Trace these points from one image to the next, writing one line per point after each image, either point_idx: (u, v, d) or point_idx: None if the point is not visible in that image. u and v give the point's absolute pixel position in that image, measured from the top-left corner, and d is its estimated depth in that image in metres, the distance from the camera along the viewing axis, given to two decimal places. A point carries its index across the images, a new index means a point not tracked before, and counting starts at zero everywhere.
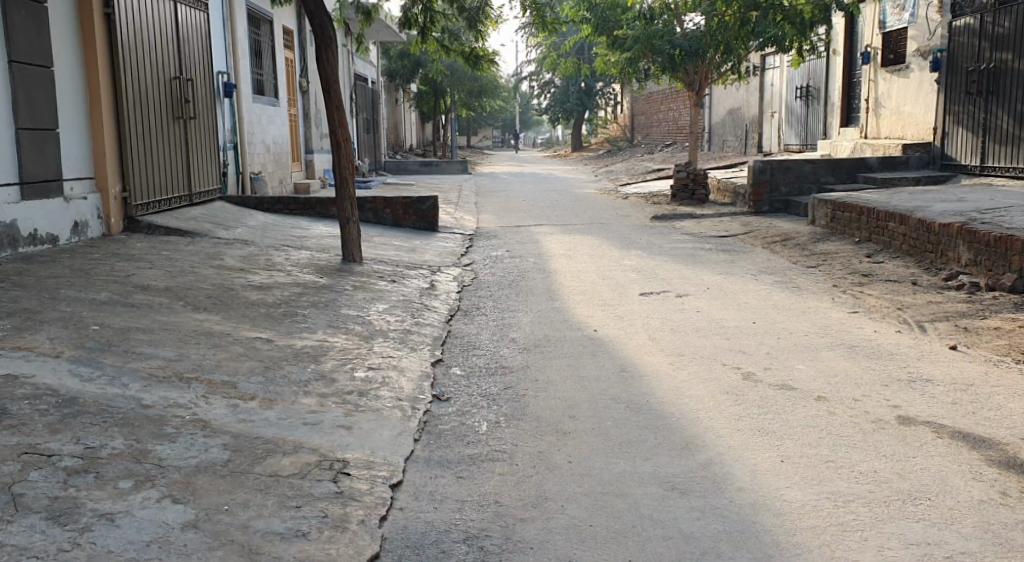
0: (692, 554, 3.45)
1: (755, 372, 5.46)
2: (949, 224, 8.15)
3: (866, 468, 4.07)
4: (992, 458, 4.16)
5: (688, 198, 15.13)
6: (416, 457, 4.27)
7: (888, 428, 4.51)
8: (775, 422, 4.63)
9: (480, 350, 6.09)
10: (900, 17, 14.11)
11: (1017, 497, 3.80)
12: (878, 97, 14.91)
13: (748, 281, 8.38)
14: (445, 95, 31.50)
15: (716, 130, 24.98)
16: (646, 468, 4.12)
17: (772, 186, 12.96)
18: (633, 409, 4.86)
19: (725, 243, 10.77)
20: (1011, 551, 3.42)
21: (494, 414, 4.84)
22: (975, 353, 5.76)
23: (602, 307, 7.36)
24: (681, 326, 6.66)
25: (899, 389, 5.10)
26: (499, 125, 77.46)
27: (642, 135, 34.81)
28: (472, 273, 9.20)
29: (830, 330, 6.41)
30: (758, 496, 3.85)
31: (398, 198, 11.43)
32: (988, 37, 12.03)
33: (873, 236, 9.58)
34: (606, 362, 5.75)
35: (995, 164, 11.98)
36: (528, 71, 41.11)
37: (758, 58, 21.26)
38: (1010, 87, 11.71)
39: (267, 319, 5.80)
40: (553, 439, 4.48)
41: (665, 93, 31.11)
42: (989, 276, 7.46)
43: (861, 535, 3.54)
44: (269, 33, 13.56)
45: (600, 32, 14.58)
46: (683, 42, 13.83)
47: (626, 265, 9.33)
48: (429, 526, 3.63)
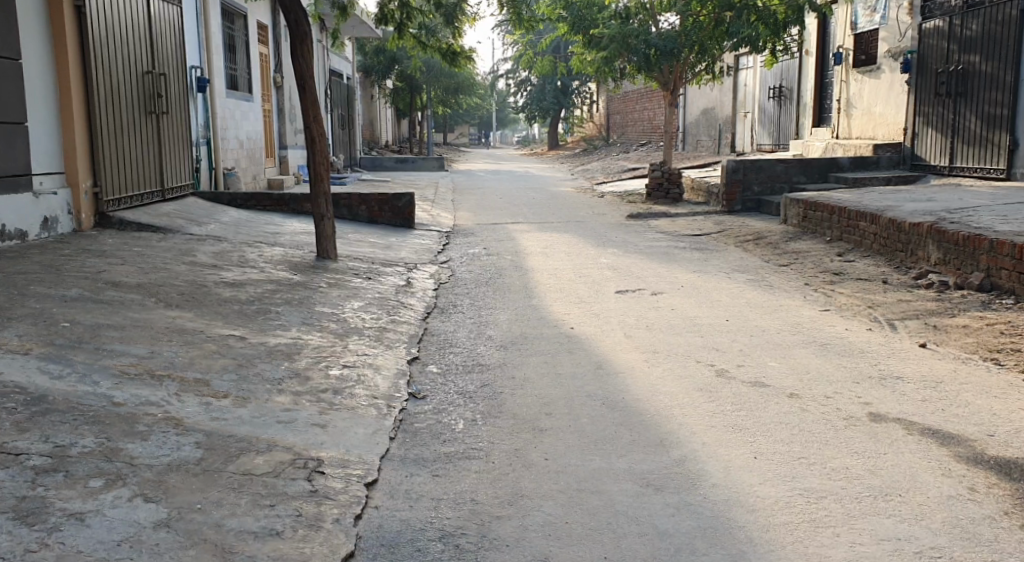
0: (667, 550, 3.47)
1: (728, 369, 5.49)
2: (919, 224, 8.22)
3: (837, 465, 4.11)
4: (960, 454, 4.21)
5: (663, 197, 15.17)
6: (392, 455, 4.26)
7: (858, 425, 4.55)
8: (747, 418, 4.67)
9: (457, 349, 6.08)
10: (871, 19, 14.28)
11: (985, 492, 3.85)
12: (849, 98, 15.04)
13: (721, 279, 8.43)
14: (420, 91, 31.53)
15: (690, 130, 25.18)
16: (621, 465, 4.15)
17: (744, 186, 13.03)
18: (609, 406, 4.87)
19: (699, 242, 10.80)
20: (978, 546, 3.47)
21: (471, 412, 4.84)
22: (944, 351, 5.82)
23: (576, 306, 7.35)
24: (657, 324, 6.69)
25: (869, 386, 5.15)
26: (476, 124, 77.54)
27: (617, 134, 35.08)
28: (449, 271, 9.18)
29: (801, 328, 6.47)
30: (732, 492, 3.88)
31: (375, 195, 11.38)
32: (956, 39, 12.15)
33: (844, 237, 9.66)
34: (582, 360, 5.76)
35: (964, 165, 12.10)
36: (504, 70, 41.35)
37: (731, 60, 21.47)
38: (977, 89, 11.83)
39: (240, 316, 5.76)
40: (529, 436, 4.49)
41: (640, 92, 31.26)
42: (957, 275, 7.52)
43: (833, 531, 3.56)
44: (242, 28, 13.45)
45: (576, 31, 14.56)
46: (657, 41, 13.86)
47: (601, 263, 9.38)
48: (404, 525, 3.62)
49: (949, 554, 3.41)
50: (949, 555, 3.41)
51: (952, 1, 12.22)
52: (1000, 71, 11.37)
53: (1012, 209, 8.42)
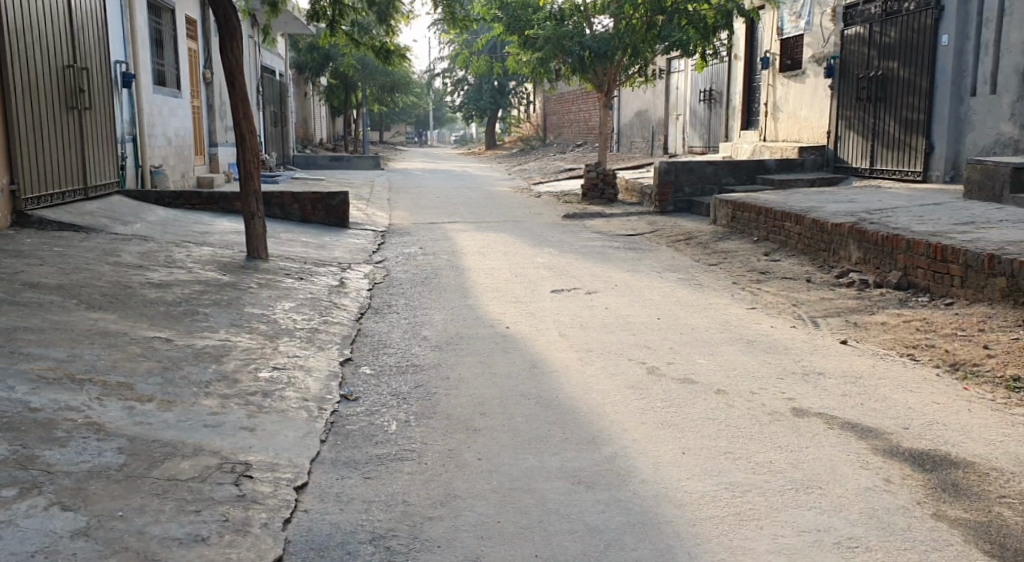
0: (597, 547, 3.49)
1: (659, 367, 5.55)
2: (841, 224, 8.40)
3: (762, 459, 4.18)
4: (878, 447, 4.31)
5: (598, 197, 15.28)
6: (322, 458, 4.21)
7: (782, 420, 4.64)
8: (676, 415, 4.72)
9: (390, 349, 6.03)
10: (797, 25, 14.59)
11: (901, 482, 3.95)
12: (776, 101, 15.34)
13: (654, 278, 8.52)
14: (355, 89, 31.30)
15: (624, 132, 25.42)
16: (553, 463, 4.16)
17: (676, 187, 13.18)
18: (542, 405, 4.89)
19: (633, 241, 10.90)
20: (894, 534, 3.55)
21: (404, 413, 4.80)
22: (864, 347, 5.96)
23: (510, 305, 7.36)
24: (591, 322, 6.73)
25: (793, 382, 5.26)
26: (412, 123, 77.22)
27: (553, 135, 35.27)
28: (383, 271, 9.11)
29: (730, 326, 6.57)
30: (660, 487, 3.92)
31: (307, 194, 11.23)
32: (876, 45, 12.46)
33: (771, 237, 9.85)
34: (516, 359, 5.76)
35: (884, 167, 12.42)
36: (440, 69, 41.29)
37: (663, 62, 21.75)
38: (895, 94, 12.14)
39: (165, 317, 5.63)
40: (462, 436, 4.47)
41: (575, 93, 31.43)
42: (877, 273, 7.72)
43: (757, 524, 3.63)
44: (170, 23, 13.18)
45: (511, 31, 14.58)
46: (592, 42, 13.97)
47: (537, 263, 9.41)
48: (334, 528, 3.57)
49: (867, 544, 3.49)
50: (868, 544, 3.49)
51: (872, 9, 12.53)
52: (916, 77, 11.65)
53: (929, 210, 8.66)
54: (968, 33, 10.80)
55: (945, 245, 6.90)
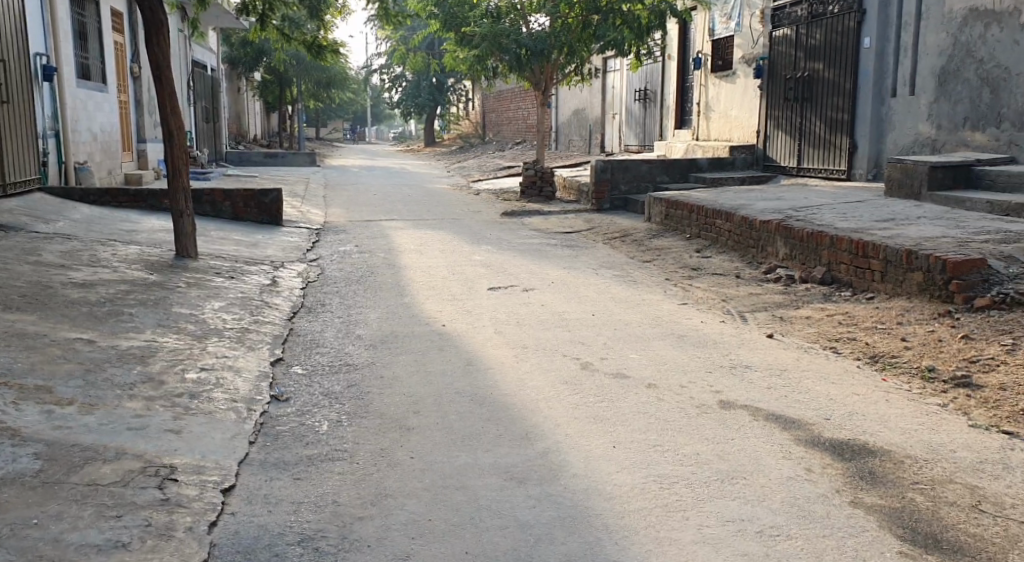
0: (527, 542, 3.51)
1: (592, 362, 5.59)
2: (769, 221, 8.56)
3: (690, 451, 4.23)
4: (800, 437, 4.40)
5: (536, 195, 15.33)
6: (251, 460, 4.14)
7: (710, 412, 4.72)
8: (608, 409, 4.76)
9: (323, 348, 5.98)
10: (727, 26, 14.82)
11: (821, 471, 4.04)
12: (709, 101, 15.57)
13: (589, 275, 8.57)
14: (290, 85, 30.91)
15: (562, 130, 25.55)
16: (485, 460, 4.16)
17: (612, 185, 13.30)
18: (476, 402, 4.89)
19: (570, 239, 10.96)
20: (813, 522, 3.63)
21: (336, 413, 4.76)
22: (790, 341, 6.08)
23: (447, 303, 7.34)
24: (526, 319, 6.74)
25: (721, 375, 5.35)
26: (350, 118, 76.57)
27: (492, 132, 35.29)
28: (318, 269, 9.01)
29: (662, 321, 6.64)
30: (590, 481, 3.95)
31: (238, 191, 11.04)
32: (802, 47, 12.71)
33: (703, 234, 9.99)
34: (451, 357, 5.75)
35: (810, 166, 12.69)
36: (378, 65, 41.00)
37: (600, 62, 21.90)
38: (820, 95, 12.40)
39: (88, 318, 5.49)
40: (395, 435, 4.45)
41: (514, 91, 31.48)
42: (803, 269, 7.88)
43: (684, 515, 3.68)
44: (95, 16, 12.85)
45: (448, 28, 14.49)
46: (528, 41, 13.95)
47: (474, 260, 9.40)
48: (262, 530, 3.53)
49: (789, 532, 3.56)
50: (790, 533, 3.56)
51: (798, 11, 12.78)
52: (840, 78, 11.90)
53: (852, 207, 8.87)
54: (889, 36, 11.07)
55: (866, 241, 7.08)
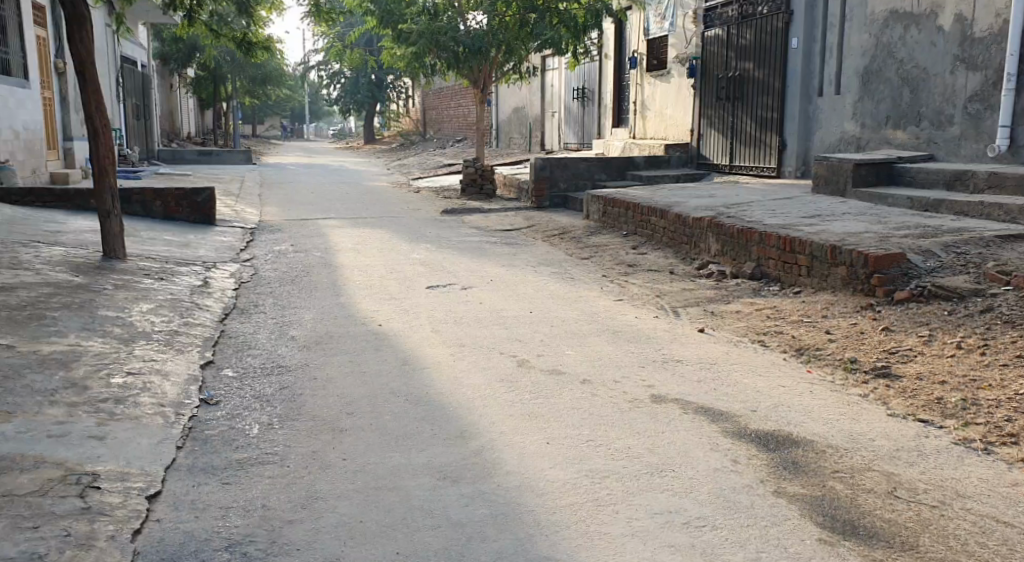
0: (459, 541, 3.52)
1: (528, 359, 5.63)
2: (701, 218, 8.69)
3: (621, 445, 4.29)
4: (728, 429, 4.49)
5: (477, 193, 15.33)
6: (178, 465, 4.09)
7: (641, 406, 4.78)
8: (543, 406, 4.79)
9: (255, 350, 5.91)
10: (661, 26, 14.99)
11: (746, 462, 4.12)
12: (645, 100, 15.74)
13: (527, 272, 8.61)
14: (225, 81, 30.40)
15: (502, 127, 25.56)
16: (419, 459, 4.16)
17: (551, 183, 13.39)
18: (411, 402, 4.88)
19: (509, 236, 10.99)
20: (738, 512, 3.71)
21: (267, 416, 4.71)
22: (720, 335, 6.19)
23: (384, 302, 7.31)
24: (463, 318, 6.75)
25: (653, 369, 5.43)
26: (288, 115, 75.63)
27: (432, 130, 35.18)
28: (252, 269, 8.89)
29: (597, 317, 6.70)
30: (523, 477, 3.98)
31: (169, 190, 10.84)
32: (734, 47, 12.92)
33: (639, 231, 10.11)
34: (386, 356, 5.73)
35: (742, 164, 12.90)
36: (315, 61, 40.57)
37: (538, 60, 21.99)
38: (751, 94, 12.62)
39: (8, 323, 5.35)
40: (328, 437, 4.42)
41: (454, 89, 31.42)
42: (734, 265, 8.02)
43: (613, 508, 3.73)
44: (15, 11, 12.49)
45: (385, 25, 14.36)
46: (466, 40, 13.93)
47: (412, 259, 9.37)
48: (188, 536, 3.49)
49: (715, 522, 3.63)
50: (715, 523, 3.63)
51: (729, 11, 12.98)
52: (770, 78, 12.13)
53: (781, 204, 9.05)
54: (815, 37, 11.31)
55: (793, 237, 7.23)
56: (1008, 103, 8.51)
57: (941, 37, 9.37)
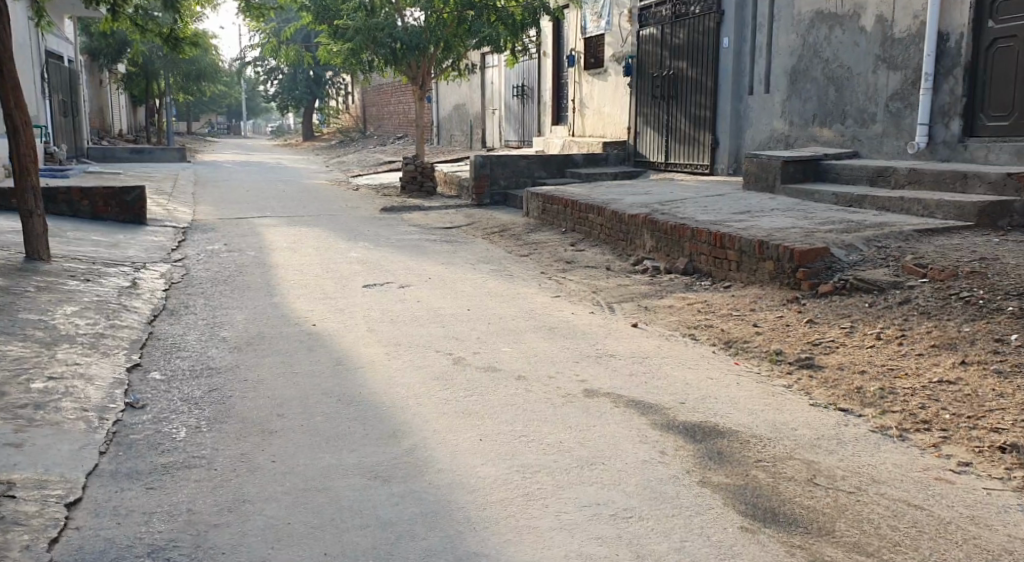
0: (388, 540, 3.51)
1: (464, 357, 5.63)
2: (636, 214, 8.78)
3: (552, 440, 4.31)
4: (658, 421, 4.54)
5: (416, 190, 15.26)
6: (100, 471, 4.00)
7: (574, 401, 4.82)
8: (477, 403, 4.79)
9: (185, 352, 5.81)
10: (598, 25, 15.10)
11: (674, 454, 4.17)
12: (583, 98, 15.84)
13: (466, 270, 8.60)
14: (157, 78, 29.77)
15: (442, 124, 25.49)
16: (350, 460, 4.13)
17: (492, 180, 13.41)
18: (344, 402, 4.84)
19: (448, 234, 10.97)
20: (664, 502, 3.76)
21: (195, 419, 4.63)
22: (653, 329, 6.25)
23: (319, 301, 7.24)
24: (399, 316, 6.71)
25: (587, 364, 5.47)
26: (225, 112, 74.42)
27: (372, 127, 34.92)
28: (183, 269, 8.73)
29: (534, 314, 6.73)
30: (454, 475, 3.98)
31: (97, 189, 10.58)
32: (668, 46, 13.07)
33: (577, 228, 10.17)
34: (320, 357, 5.68)
35: (677, 161, 13.04)
36: (252, 57, 39.98)
37: (478, 57, 21.99)
38: (685, 92, 12.77)
39: None
40: (257, 439, 4.37)
41: (394, 85, 31.25)
42: (668, 261, 8.11)
43: (543, 503, 3.75)
44: None
45: (321, 20, 14.45)
46: (404, 36, 13.84)
47: (349, 257, 9.29)
48: (108, 543, 3.45)
49: (641, 514, 3.67)
50: (642, 514, 3.67)
51: (662, 11, 13.13)
52: (703, 77, 12.29)
53: (713, 200, 9.19)
54: (745, 36, 11.49)
55: (723, 233, 7.33)
56: (926, 101, 8.76)
57: (863, 37, 9.59)
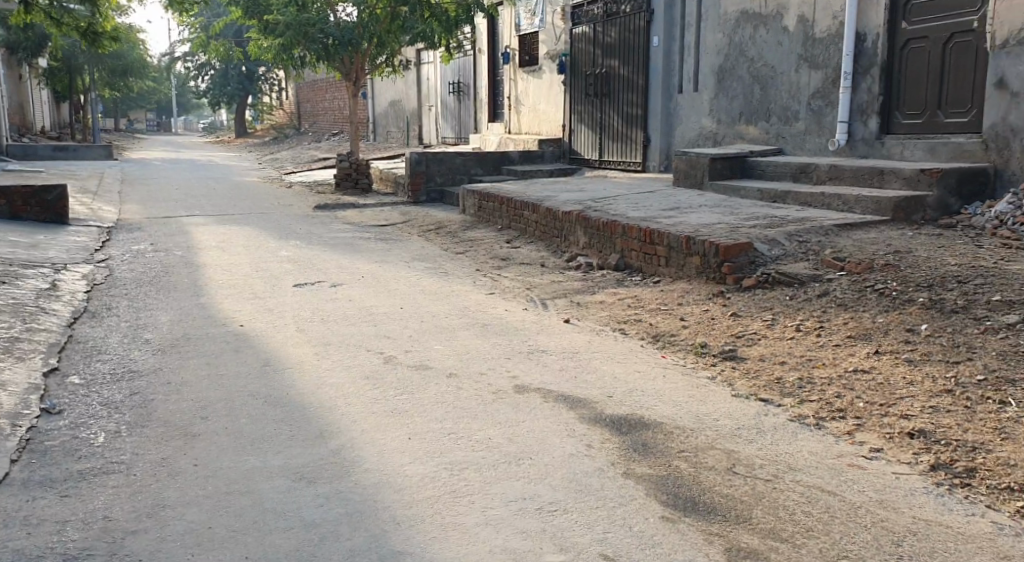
0: (312, 541, 3.47)
1: (396, 355, 5.58)
2: (569, 211, 8.81)
3: (481, 437, 4.30)
4: (586, 415, 4.57)
5: (351, 187, 15.12)
6: (12, 480, 3.89)
7: (505, 397, 4.81)
8: (407, 402, 4.76)
9: (105, 355, 5.66)
10: (531, 22, 15.13)
11: (600, 447, 4.20)
12: (519, 95, 15.86)
13: (400, 268, 8.54)
14: (81, 74, 28.97)
15: (378, 121, 25.29)
16: (275, 462, 4.07)
17: (427, 177, 13.34)
18: (270, 403, 4.77)
19: (383, 232, 10.89)
20: (589, 495, 3.78)
21: (114, 424, 4.52)
22: (584, 325, 6.29)
23: (247, 302, 7.12)
24: (330, 316, 6.63)
25: (519, 360, 5.48)
26: (154, 109, 72.81)
27: (307, 123, 34.49)
28: (106, 271, 8.51)
29: (468, 311, 6.71)
30: (381, 474, 3.94)
31: (16, 188, 10.24)
32: (600, 44, 13.15)
33: (512, 225, 10.17)
34: (247, 358, 5.58)
35: (610, 158, 13.14)
36: (182, 53, 39.17)
37: (413, 54, 21.86)
38: (617, 89, 12.86)
39: None
40: (179, 443, 4.28)
41: (328, 81, 30.91)
42: (601, 257, 8.17)
43: (470, 499, 3.74)
44: None
45: (250, 15, 14.18)
46: (336, 31, 13.66)
47: (280, 256, 9.16)
48: (18, 555, 3.36)
49: (567, 507, 3.68)
50: (568, 508, 3.69)
51: (595, 9, 13.22)
52: (634, 75, 12.40)
53: (645, 197, 9.27)
54: (675, 35, 11.62)
55: (653, 229, 7.40)
56: (845, 100, 8.97)
57: (786, 37, 9.77)
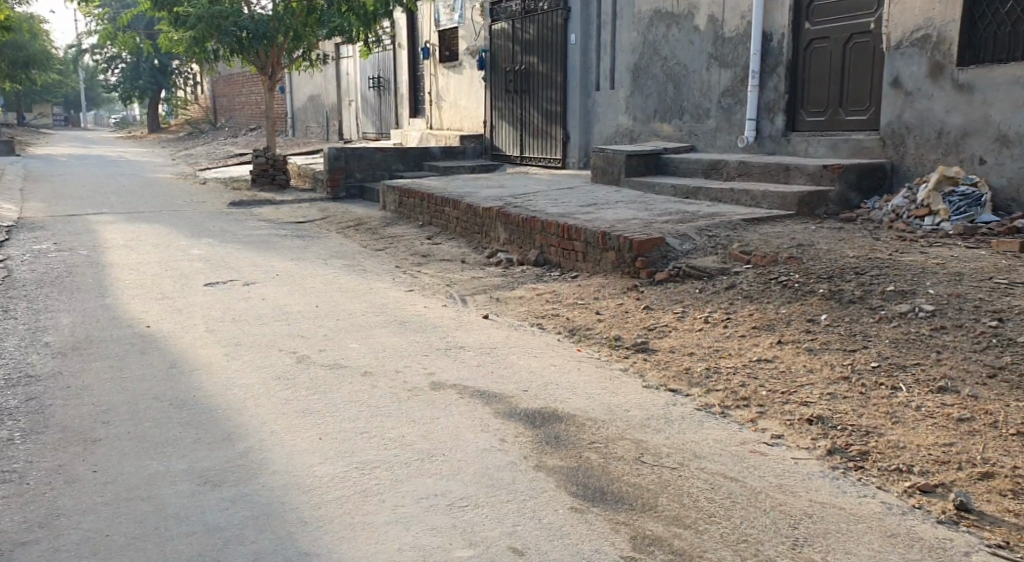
0: (215, 546, 3.40)
1: (310, 355, 5.51)
2: (488, 207, 8.81)
3: (393, 435, 4.27)
4: (500, 410, 4.58)
5: (268, 183, 14.87)
6: None
7: (420, 395, 4.79)
8: (320, 401, 4.70)
9: (2, 360, 5.45)
10: (451, 18, 15.09)
11: (513, 441, 4.22)
12: (439, 91, 15.80)
13: (316, 265, 8.43)
14: None
15: (297, 116, 24.90)
16: (179, 465, 3.98)
17: (346, 172, 13.16)
18: (177, 406, 4.66)
19: (301, 229, 10.73)
20: (499, 490, 3.79)
21: (9, 431, 4.36)
22: (501, 320, 6.30)
23: (155, 302, 6.94)
24: (242, 315, 6.51)
25: (436, 356, 5.46)
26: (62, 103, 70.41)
27: (223, 118, 33.77)
28: (6, 272, 8.19)
29: (385, 309, 6.66)
30: (289, 476, 3.89)
31: None
32: (518, 41, 13.19)
33: (434, 221, 10.12)
34: (155, 359, 5.44)
35: (530, 154, 13.19)
36: (91, 46, 37.96)
37: (332, 48, 21.58)
38: (536, 86, 12.92)
39: None
40: (79, 449, 4.15)
41: (245, 75, 30.31)
42: (520, 253, 8.19)
43: (380, 498, 3.71)
44: None
45: (161, 7, 13.76)
46: (250, 24, 13.40)
47: (191, 255, 8.95)
48: None
49: (477, 503, 3.69)
50: (478, 503, 3.69)
51: (513, 6, 13.25)
52: (551, 72, 12.46)
53: (562, 194, 9.34)
54: (591, 32, 11.72)
55: (570, 224, 7.45)
56: (753, 98, 9.17)
57: (697, 36, 9.94)
